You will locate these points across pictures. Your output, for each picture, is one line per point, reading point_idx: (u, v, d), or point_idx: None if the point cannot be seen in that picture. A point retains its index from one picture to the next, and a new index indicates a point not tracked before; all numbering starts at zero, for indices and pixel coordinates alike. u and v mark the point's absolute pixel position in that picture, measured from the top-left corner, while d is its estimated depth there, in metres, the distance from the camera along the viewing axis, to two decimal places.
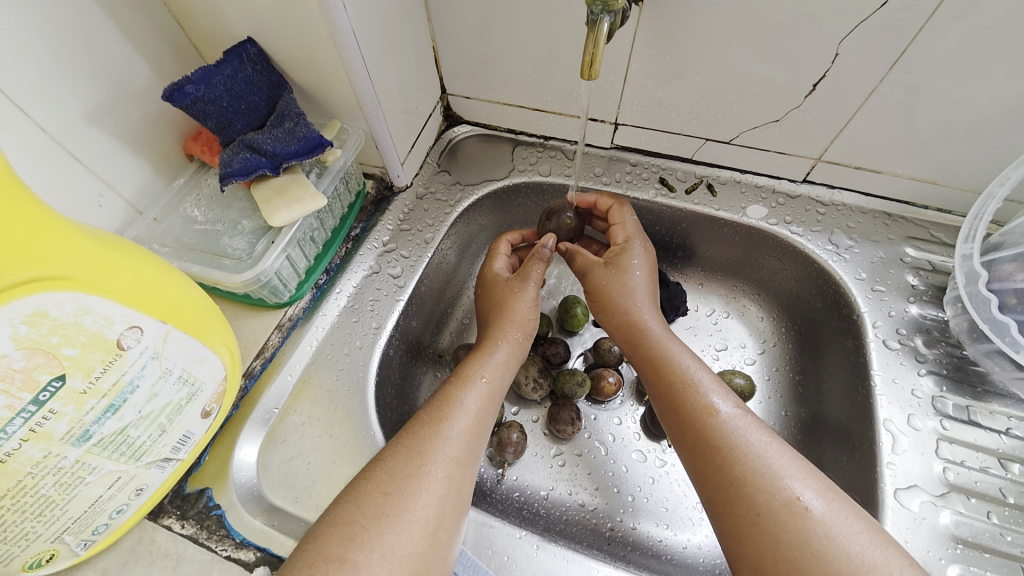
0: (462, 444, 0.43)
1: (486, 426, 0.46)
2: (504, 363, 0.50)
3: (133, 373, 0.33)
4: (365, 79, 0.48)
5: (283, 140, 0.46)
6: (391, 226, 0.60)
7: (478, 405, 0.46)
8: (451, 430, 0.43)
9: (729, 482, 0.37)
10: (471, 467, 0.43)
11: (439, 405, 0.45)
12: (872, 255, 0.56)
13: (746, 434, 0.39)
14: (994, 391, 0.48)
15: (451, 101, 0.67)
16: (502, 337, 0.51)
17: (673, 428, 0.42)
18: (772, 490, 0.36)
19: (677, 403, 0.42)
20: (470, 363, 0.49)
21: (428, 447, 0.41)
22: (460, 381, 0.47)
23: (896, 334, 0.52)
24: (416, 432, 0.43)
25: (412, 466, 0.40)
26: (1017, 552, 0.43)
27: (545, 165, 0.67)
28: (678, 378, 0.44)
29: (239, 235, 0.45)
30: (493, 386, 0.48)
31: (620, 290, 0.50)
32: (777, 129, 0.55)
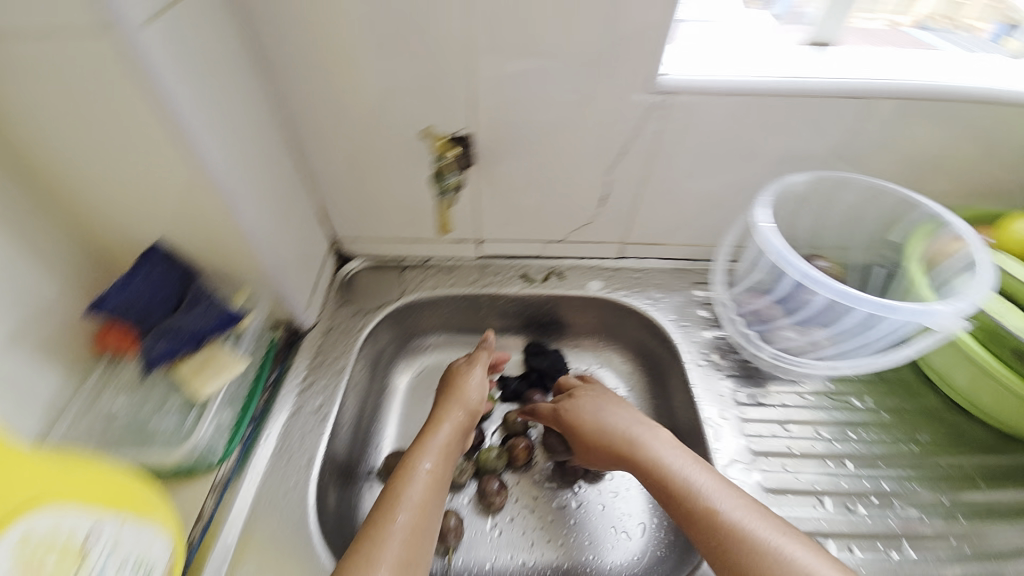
0: (408, 535, 0.50)
1: (432, 502, 0.54)
2: (446, 447, 0.59)
3: (99, 568, 0.37)
4: (267, 254, 0.58)
5: (199, 321, 0.53)
6: (305, 364, 0.68)
7: (424, 487, 0.54)
8: (399, 521, 0.50)
9: (753, 564, 0.45)
10: (420, 550, 0.51)
11: (388, 500, 0.53)
12: (675, 300, 0.78)
13: (751, 528, 0.47)
14: (770, 377, 0.68)
15: (340, 245, 0.80)
16: (444, 419, 0.61)
17: (680, 518, 0.52)
18: (766, 561, 0.45)
19: (647, 467, 0.56)
20: (415, 453, 0.58)
21: (386, 541, 0.49)
22: (405, 473, 0.55)
23: (703, 353, 0.71)
24: (372, 534, 0.49)
25: (371, 555, 0.47)
26: (812, 488, 0.58)
27: (430, 281, 0.81)
28: (678, 488, 0.53)
29: (166, 414, 0.52)
30: (438, 473, 0.56)
31: (618, 428, 0.63)
32: (588, 228, 0.77)
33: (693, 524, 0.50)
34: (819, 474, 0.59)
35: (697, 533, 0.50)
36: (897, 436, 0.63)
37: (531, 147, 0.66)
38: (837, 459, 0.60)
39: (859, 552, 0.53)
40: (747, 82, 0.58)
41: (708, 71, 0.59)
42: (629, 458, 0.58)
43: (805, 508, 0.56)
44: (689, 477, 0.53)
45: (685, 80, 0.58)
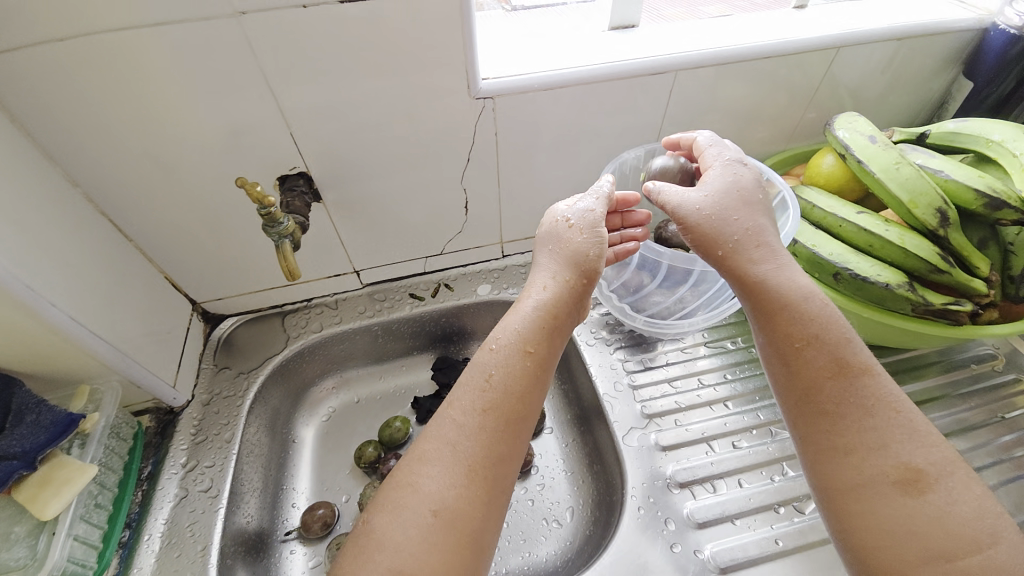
0: (490, 455, 0.42)
1: (506, 442, 0.43)
2: (555, 321, 0.50)
3: None
4: (101, 343, 0.53)
5: (30, 435, 0.48)
6: (185, 444, 0.62)
7: (523, 383, 0.46)
8: (471, 417, 0.43)
9: (846, 381, 0.43)
10: (508, 443, 0.43)
11: (496, 388, 0.45)
12: None
13: (896, 395, 0.43)
14: (654, 341, 0.72)
15: (206, 306, 0.74)
16: (522, 315, 0.50)
17: (779, 339, 0.46)
18: (885, 398, 0.42)
19: (782, 296, 0.47)
20: (532, 324, 0.49)
21: (468, 420, 0.43)
22: (494, 358, 0.47)
23: (592, 332, 0.74)
24: (440, 451, 0.42)
25: (419, 476, 0.41)
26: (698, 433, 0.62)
27: (316, 322, 0.78)
28: (811, 332, 0.45)
29: (14, 545, 0.45)
30: (541, 356, 0.47)
31: (717, 224, 0.50)
32: (463, 235, 0.78)
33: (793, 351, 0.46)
34: (705, 421, 0.64)
35: (776, 341, 0.47)
36: None
37: (378, 170, 0.65)
38: (720, 403, 0.65)
39: (746, 483, 0.58)
40: (563, 76, 0.61)
41: (525, 71, 0.61)
42: (734, 258, 0.50)
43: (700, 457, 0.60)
44: (830, 317, 0.46)
45: (503, 85, 0.60)
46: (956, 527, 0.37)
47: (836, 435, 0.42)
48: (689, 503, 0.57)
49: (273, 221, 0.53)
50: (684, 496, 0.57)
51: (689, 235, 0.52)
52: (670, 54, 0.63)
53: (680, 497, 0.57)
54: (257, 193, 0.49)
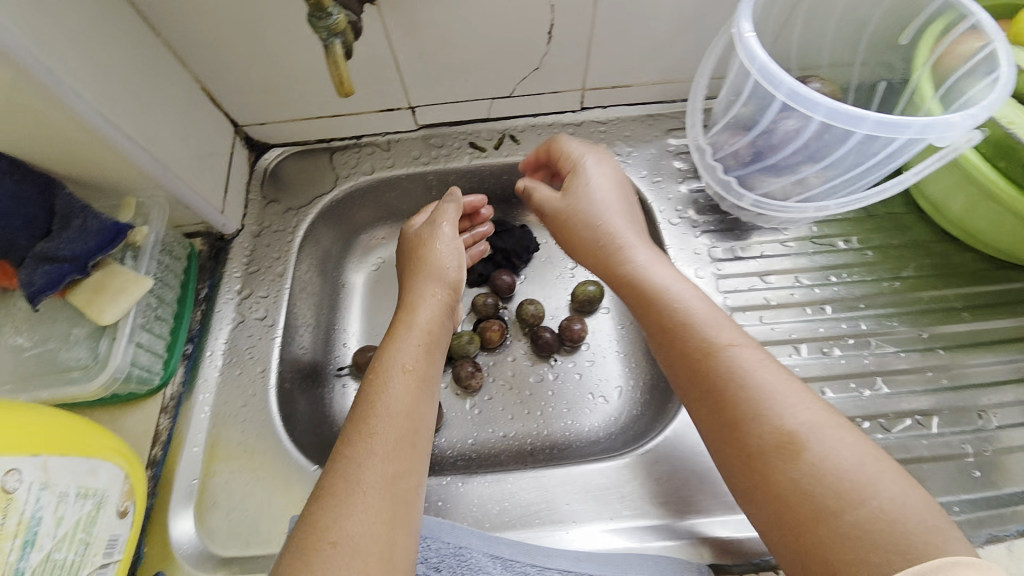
0: (395, 436, 0.43)
1: (416, 415, 0.46)
2: (429, 335, 0.52)
3: (31, 509, 0.35)
4: (140, 152, 0.48)
5: (78, 241, 0.45)
6: (239, 272, 0.62)
7: (402, 393, 0.46)
8: (383, 419, 0.44)
9: (735, 410, 0.39)
10: (422, 410, 0.47)
11: (364, 410, 0.45)
12: (647, 153, 0.68)
13: (792, 431, 0.36)
14: (750, 228, 0.62)
15: (248, 131, 0.67)
16: (416, 305, 0.54)
17: (678, 366, 0.43)
18: (779, 416, 0.37)
19: (649, 297, 0.47)
20: (384, 353, 0.50)
21: (394, 382, 0.47)
22: (376, 375, 0.48)
23: (676, 211, 0.64)
24: (352, 440, 0.43)
25: (346, 475, 0.41)
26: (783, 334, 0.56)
27: (367, 163, 0.70)
28: (700, 351, 0.42)
29: (77, 345, 0.46)
30: (420, 373, 0.48)
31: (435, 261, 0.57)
32: (540, 74, 0.63)
33: (690, 393, 0.42)
34: (793, 322, 0.56)
35: (675, 369, 0.43)
36: (881, 275, 0.59)
37: None
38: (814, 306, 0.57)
39: (830, 393, 0.53)
40: None
41: None
42: (600, 265, 0.52)
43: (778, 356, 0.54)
44: (721, 332, 0.43)
45: None
46: (890, 527, 0.32)
47: (759, 458, 0.37)
48: None
49: (320, 10, 0.42)
50: None
51: (569, 245, 0.55)
52: None
53: None
54: None
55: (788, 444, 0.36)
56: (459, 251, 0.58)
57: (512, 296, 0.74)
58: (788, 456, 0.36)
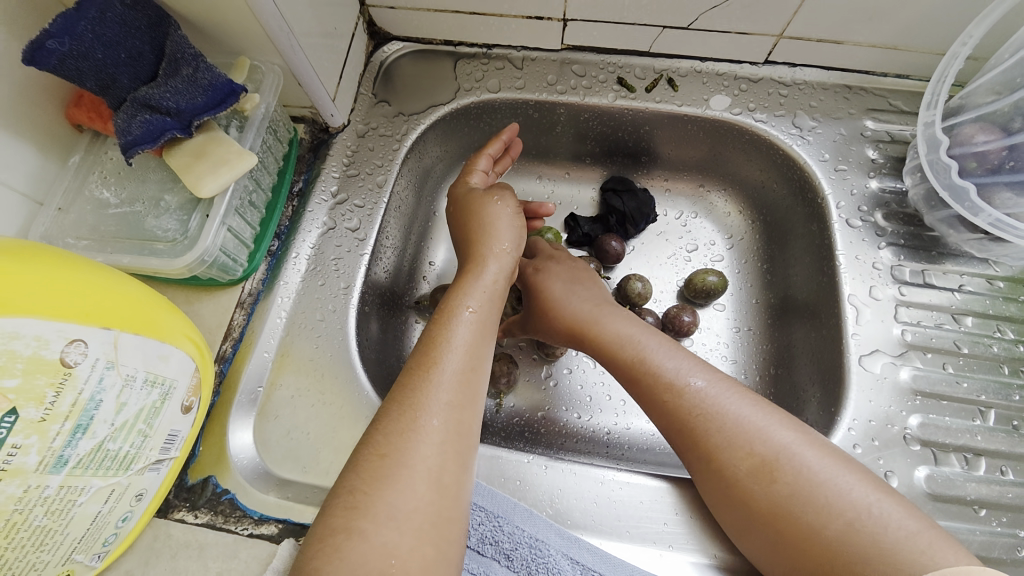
0: (459, 383, 0.39)
1: (481, 358, 0.42)
2: (493, 288, 0.46)
3: (91, 388, 0.30)
4: (268, 3, 0.40)
5: (185, 93, 0.39)
6: (337, 172, 0.55)
7: (468, 339, 0.42)
8: (455, 358, 0.40)
9: (727, 454, 0.38)
10: (483, 353, 0.42)
11: (427, 349, 0.41)
12: (834, 133, 0.56)
13: (813, 487, 0.35)
14: (949, 253, 0.50)
15: (373, 14, 0.58)
16: (488, 256, 0.48)
17: (675, 437, 0.41)
18: (752, 449, 0.37)
19: (630, 367, 0.44)
20: (454, 295, 0.45)
21: (460, 333, 0.42)
22: (445, 317, 0.43)
23: (858, 212, 0.53)
24: (406, 382, 0.39)
25: (406, 421, 0.36)
26: (973, 397, 0.46)
27: (493, 79, 0.60)
28: (697, 432, 0.40)
29: (165, 214, 0.41)
30: (481, 321, 0.44)
31: (478, 233, 0.50)
32: (737, 5, 0.51)
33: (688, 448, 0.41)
34: (986, 380, 0.46)
35: (677, 441, 0.42)
36: None
37: None
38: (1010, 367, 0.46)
39: (1011, 475, 0.43)
40: None
41: None
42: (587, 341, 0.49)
43: (958, 418, 0.45)
44: (722, 405, 0.40)
45: None
46: (873, 531, 0.33)
47: (749, 502, 0.37)
48: (924, 467, 0.44)
49: None
50: (923, 458, 0.44)
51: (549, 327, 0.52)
52: None
53: (916, 456, 0.44)
54: None
55: (764, 467, 0.37)
56: (517, 222, 0.50)
57: (613, 266, 0.64)
58: (761, 482, 0.37)
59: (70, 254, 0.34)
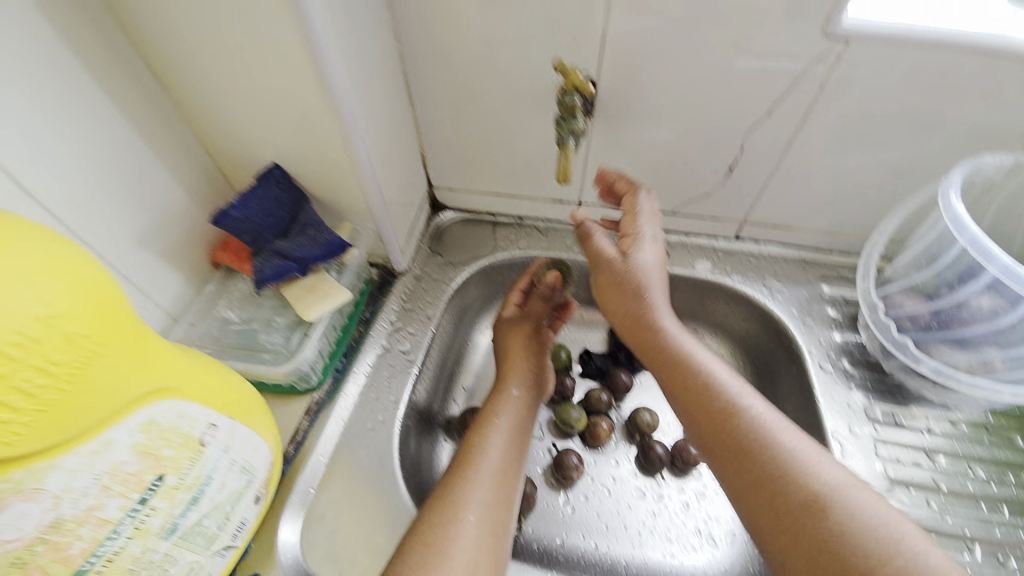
0: (492, 486, 0.46)
1: (511, 464, 0.49)
2: (523, 407, 0.55)
3: (209, 466, 0.37)
4: (375, 189, 0.57)
5: (308, 246, 0.54)
6: (396, 307, 0.67)
7: (500, 444, 0.49)
8: (490, 461, 0.47)
9: (777, 486, 0.41)
10: (513, 460, 0.49)
11: (464, 452, 0.48)
12: (798, 294, 0.69)
13: (863, 510, 0.38)
14: (912, 397, 0.60)
15: (437, 193, 0.78)
16: (513, 375, 0.57)
17: (727, 467, 0.45)
18: (805, 485, 0.40)
19: (708, 413, 0.47)
20: (487, 407, 0.54)
21: (494, 438, 0.50)
22: (479, 426, 0.51)
23: (828, 357, 0.63)
24: (447, 482, 0.46)
25: (447, 513, 0.43)
26: (959, 531, 0.51)
27: (524, 241, 0.77)
28: (764, 469, 0.42)
29: (275, 331, 0.52)
30: (511, 430, 0.52)
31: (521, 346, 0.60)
32: (708, 199, 0.69)
33: (748, 496, 0.43)
34: (967, 515, 0.52)
35: (732, 476, 0.44)
36: None
37: (662, 100, 0.59)
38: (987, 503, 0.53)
39: None
40: (943, 31, 0.49)
41: (895, 16, 0.50)
42: (665, 376, 0.52)
43: (949, 552, 0.50)
44: (779, 431, 0.44)
45: (869, 27, 0.49)
46: (916, 558, 0.35)
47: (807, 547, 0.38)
48: None
49: None
50: None
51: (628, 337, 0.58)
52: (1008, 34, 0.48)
53: None
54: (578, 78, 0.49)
55: (815, 505, 0.39)
56: (541, 351, 0.61)
57: (623, 398, 0.72)
58: (816, 515, 0.39)
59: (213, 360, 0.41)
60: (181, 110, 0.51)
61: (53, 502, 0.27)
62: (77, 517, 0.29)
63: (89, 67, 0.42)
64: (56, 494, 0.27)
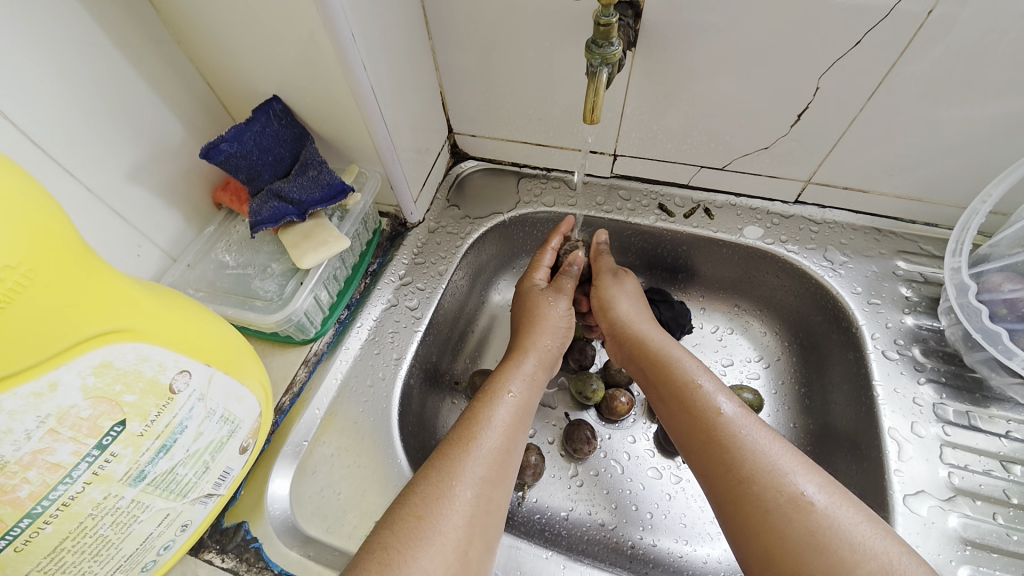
0: (490, 462, 0.42)
1: (515, 440, 0.45)
2: (533, 379, 0.50)
3: (182, 414, 0.35)
4: (382, 129, 0.52)
5: (308, 188, 0.50)
6: (406, 259, 0.63)
7: (507, 420, 0.45)
8: (494, 436, 0.44)
9: (759, 484, 0.39)
10: (517, 438, 0.45)
11: (467, 423, 0.44)
12: (865, 269, 0.59)
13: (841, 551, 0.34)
14: (994, 397, 0.51)
15: (457, 139, 0.71)
16: (531, 348, 0.52)
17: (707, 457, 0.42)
18: (790, 482, 0.38)
19: (696, 426, 0.44)
20: (497, 379, 0.49)
21: (500, 414, 0.45)
22: (488, 396, 0.47)
23: (895, 344, 0.54)
24: (445, 452, 0.42)
25: (442, 487, 0.39)
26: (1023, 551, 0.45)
27: (550, 196, 0.70)
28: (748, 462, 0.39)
29: (269, 278, 0.49)
30: (519, 403, 0.47)
31: (541, 316, 0.55)
32: (767, 155, 0.59)
33: (737, 488, 0.40)
34: None
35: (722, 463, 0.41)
36: None
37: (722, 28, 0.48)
38: None
39: None
40: None
41: None
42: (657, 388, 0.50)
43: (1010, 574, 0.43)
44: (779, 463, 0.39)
45: None
46: None
47: (798, 546, 0.36)
48: None
49: (604, 40, 0.43)
50: None
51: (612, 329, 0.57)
52: None
53: None
54: None
55: (799, 498, 0.37)
56: (564, 326, 0.56)
57: None
58: (799, 509, 0.37)
59: (179, 296, 0.37)
60: (172, 34, 0.47)
61: None
62: (22, 458, 0.27)
63: None
64: None
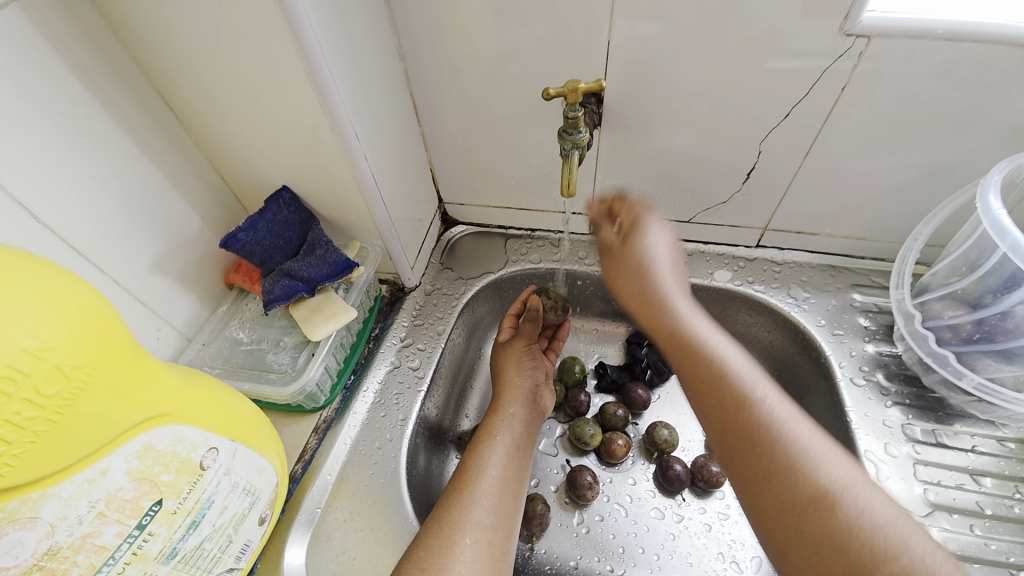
0: (488, 507, 0.44)
1: (511, 482, 0.48)
2: (523, 422, 0.54)
3: (210, 490, 0.37)
4: (381, 207, 0.57)
5: (316, 266, 0.54)
6: (406, 323, 0.67)
7: (499, 463, 0.48)
8: (489, 481, 0.46)
9: (780, 480, 0.39)
10: (515, 481, 0.48)
11: (463, 472, 0.47)
12: (826, 303, 0.65)
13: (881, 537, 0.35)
14: (956, 413, 0.56)
15: (447, 208, 0.78)
16: (511, 391, 0.56)
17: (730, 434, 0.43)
18: (817, 477, 0.38)
19: (724, 395, 0.44)
20: (485, 425, 0.52)
21: (493, 458, 0.48)
22: (478, 444, 0.50)
23: (861, 371, 0.59)
24: (446, 504, 0.44)
25: (444, 537, 0.41)
26: (1004, 560, 0.48)
27: (535, 254, 0.76)
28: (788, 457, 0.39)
29: (283, 351, 0.53)
30: (508, 445, 0.50)
31: (517, 361, 0.59)
32: (726, 207, 0.66)
33: (761, 488, 0.40)
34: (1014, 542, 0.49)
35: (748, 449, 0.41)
36: None
37: (673, 107, 0.56)
38: None
39: None
40: (983, 25, 0.44)
41: (923, 10, 0.46)
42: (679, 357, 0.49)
43: None
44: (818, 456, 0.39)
45: (892, 21, 0.46)
46: None
47: (819, 545, 0.36)
48: None
49: (572, 129, 0.50)
50: None
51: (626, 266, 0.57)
52: (923, 12, 0.46)
53: None
54: (574, 91, 0.48)
55: (823, 497, 0.37)
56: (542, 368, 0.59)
57: (640, 413, 0.70)
58: (819, 510, 0.37)
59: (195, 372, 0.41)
60: (193, 138, 0.53)
61: (48, 529, 0.28)
62: (73, 543, 0.29)
63: (107, 104, 0.44)
64: (51, 521, 0.28)
